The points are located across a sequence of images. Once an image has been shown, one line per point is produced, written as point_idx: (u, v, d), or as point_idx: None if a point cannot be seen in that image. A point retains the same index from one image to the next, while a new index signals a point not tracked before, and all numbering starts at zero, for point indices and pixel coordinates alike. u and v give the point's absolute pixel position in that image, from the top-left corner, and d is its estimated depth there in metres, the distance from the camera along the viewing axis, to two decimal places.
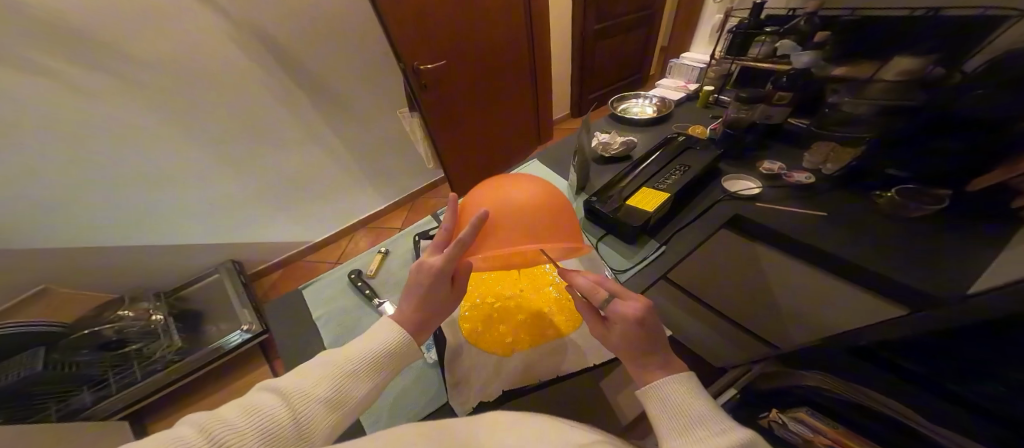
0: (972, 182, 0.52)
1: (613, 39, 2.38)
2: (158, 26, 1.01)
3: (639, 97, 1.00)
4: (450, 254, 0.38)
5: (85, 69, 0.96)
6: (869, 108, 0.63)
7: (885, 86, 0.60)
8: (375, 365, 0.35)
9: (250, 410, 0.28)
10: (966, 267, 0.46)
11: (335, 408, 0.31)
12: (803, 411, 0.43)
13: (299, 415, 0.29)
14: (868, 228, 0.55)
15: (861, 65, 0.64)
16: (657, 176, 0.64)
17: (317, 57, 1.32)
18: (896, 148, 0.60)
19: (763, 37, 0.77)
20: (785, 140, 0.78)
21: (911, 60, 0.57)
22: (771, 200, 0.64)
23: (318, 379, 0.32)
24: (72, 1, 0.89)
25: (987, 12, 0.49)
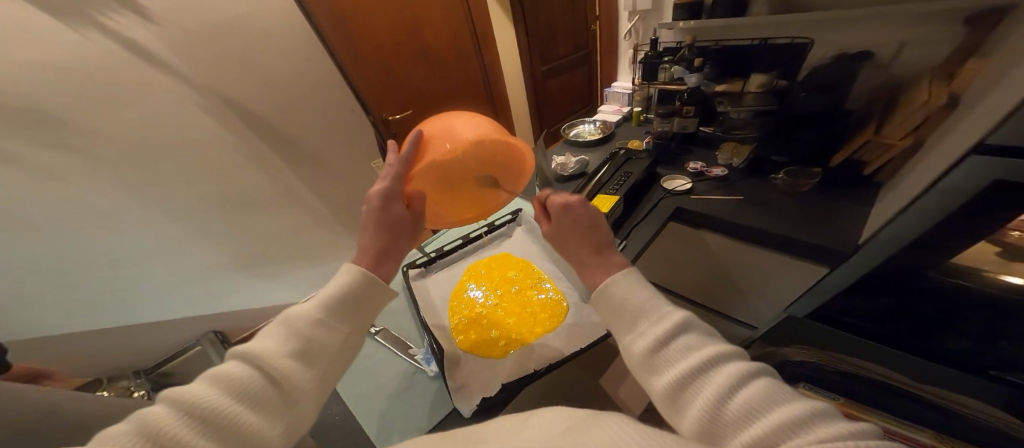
0: (831, 160, 0.72)
1: (561, 77, 2.66)
2: (133, 104, 1.08)
3: (586, 123, 1.14)
4: (392, 176, 0.47)
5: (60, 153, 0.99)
6: (748, 114, 0.81)
7: (754, 96, 0.78)
8: (339, 313, 0.38)
9: (219, 377, 0.29)
10: (851, 224, 0.59)
11: (308, 356, 0.34)
12: (802, 386, 0.54)
13: (275, 372, 0.31)
14: (780, 205, 0.67)
15: (734, 83, 0.82)
16: (609, 184, 0.75)
17: (289, 119, 1.42)
18: (773, 142, 0.77)
19: (666, 65, 0.90)
20: (703, 144, 0.91)
21: (762, 77, 0.76)
22: (704, 191, 0.75)
23: (282, 336, 0.34)
24: (49, 92, 0.94)
25: (795, 41, 0.71)
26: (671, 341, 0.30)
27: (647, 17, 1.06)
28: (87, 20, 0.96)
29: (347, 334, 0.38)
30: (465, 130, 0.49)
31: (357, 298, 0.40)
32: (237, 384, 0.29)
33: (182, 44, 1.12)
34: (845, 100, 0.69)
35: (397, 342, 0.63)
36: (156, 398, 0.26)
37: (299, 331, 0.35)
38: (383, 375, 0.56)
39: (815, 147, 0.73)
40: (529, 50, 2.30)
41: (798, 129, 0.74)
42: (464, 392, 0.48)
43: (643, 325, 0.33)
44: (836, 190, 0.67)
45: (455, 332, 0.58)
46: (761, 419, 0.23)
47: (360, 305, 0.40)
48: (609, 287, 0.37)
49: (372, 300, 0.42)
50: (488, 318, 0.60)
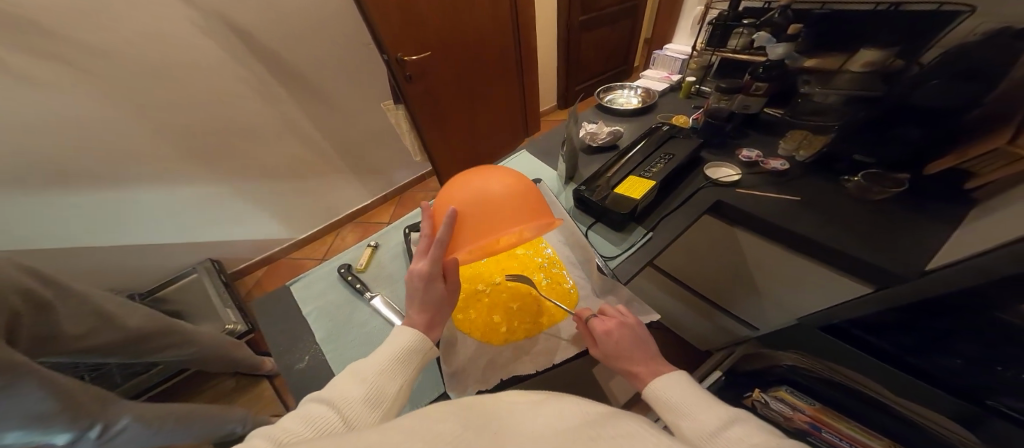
0: (927, 167, 0.61)
1: (599, 30, 2.38)
2: (114, 13, 0.97)
3: (625, 88, 1.02)
4: (434, 256, 0.42)
5: (37, 58, 0.93)
6: (836, 98, 0.69)
7: (852, 77, 0.66)
8: (402, 362, 0.37)
9: (306, 419, 0.29)
10: (923, 247, 0.51)
11: (377, 405, 0.32)
12: (785, 393, 0.63)
13: (350, 420, 0.30)
14: (838, 211, 0.60)
15: (831, 58, 0.68)
16: (644, 164, 0.67)
17: (294, 48, 1.29)
18: (862, 137, 0.66)
19: (740, 30, 0.79)
20: (762, 128, 0.82)
21: (874, 53, 0.62)
22: (750, 185, 0.67)
23: (352, 382, 0.33)
24: None
25: (943, 8, 0.53)
26: (712, 422, 0.30)
27: None
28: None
29: (406, 384, 0.36)
30: (507, 203, 0.45)
31: (415, 346, 0.39)
32: (318, 423, 0.28)
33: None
34: (988, 91, 0.51)
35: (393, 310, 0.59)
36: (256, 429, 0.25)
37: (367, 374, 0.34)
38: (373, 343, 0.52)
39: (914, 149, 0.62)
40: None
41: (893, 123, 0.63)
42: (459, 378, 0.47)
43: (689, 414, 0.33)
44: (911, 203, 0.60)
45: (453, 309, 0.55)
46: None
47: (420, 361, 0.39)
48: (658, 384, 0.37)
49: (428, 355, 0.40)
50: (490, 299, 0.56)
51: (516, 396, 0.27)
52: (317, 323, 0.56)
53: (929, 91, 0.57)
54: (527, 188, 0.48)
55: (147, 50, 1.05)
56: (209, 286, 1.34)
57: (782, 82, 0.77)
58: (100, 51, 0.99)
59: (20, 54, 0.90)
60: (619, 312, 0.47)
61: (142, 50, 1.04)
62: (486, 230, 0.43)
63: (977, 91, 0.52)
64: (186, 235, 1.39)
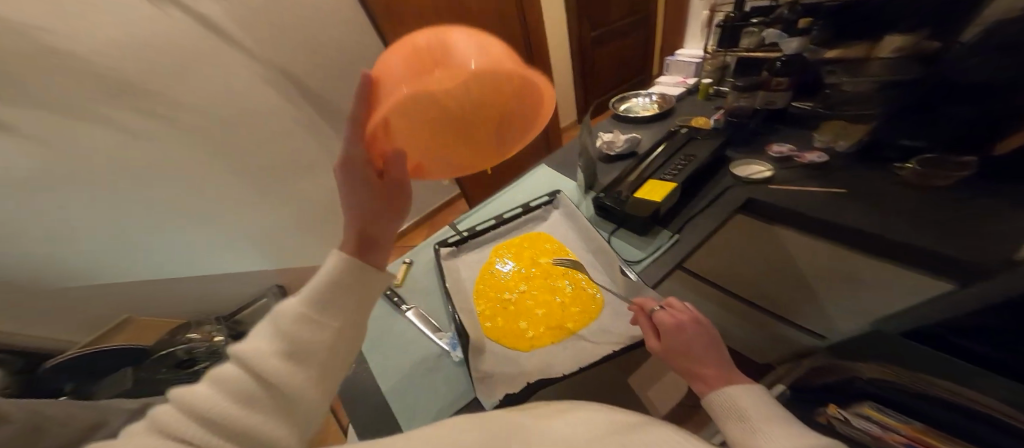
0: (1000, 145, 0.49)
1: (614, 42, 2.41)
2: (209, 78, 1.24)
3: (640, 96, 1.02)
4: (351, 138, 0.36)
5: (148, 120, 1.18)
6: (871, 84, 0.65)
7: (882, 63, 0.63)
8: (326, 305, 0.32)
9: (215, 386, 0.24)
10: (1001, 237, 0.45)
11: (301, 358, 0.28)
12: (873, 410, 0.42)
13: (270, 383, 0.25)
14: (891, 205, 0.54)
15: (852, 47, 0.69)
16: (664, 167, 0.67)
17: (342, 92, 1.56)
18: (901, 122, 0.59)
19: (752, 28, 0.82)
20: (796, 123, 0.77)
21: (903, 37, 0.60)
22: (785, 180, 0.65)
23: (268, 333, 0.28)
24: (143, 74, 1.13)
25: None
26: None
27: None
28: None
29: (336, 328, 0.31)
30: (432, 49, 0.34)
31: (347, 291, 0.33)
32: (230, 391, 0.24)
33: (240, 15, 1.21)
34: None
35: (422, 318, 0.61)
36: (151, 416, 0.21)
37: (287, 323, 0.29)
38: (409, 353, 0.57)
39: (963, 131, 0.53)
40: (577, 13, 2.10)
41: (938, 107, 0.55)
42: (488, 385, 0.48)
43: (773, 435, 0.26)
44: (982, 185, 0.52)
45: (482, 318, 0.61)
46: None
47: (349, 289, 0.33)
48: (730, 393, 0.33)
49: (367, 280, 0.35)
50: (515, 307, 0.61)
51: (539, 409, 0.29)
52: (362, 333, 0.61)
53: (975, 64, 0.49)
54: (471, 35, 0.36)
55: (225, 105, 1.30)
56: None
57: (803, 75, 0.75)
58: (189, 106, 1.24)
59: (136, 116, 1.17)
60: (682, 307, 0.45)
61: (224, 105, 1.31)
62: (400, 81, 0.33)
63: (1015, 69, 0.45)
64: (256, 262, 1.64)
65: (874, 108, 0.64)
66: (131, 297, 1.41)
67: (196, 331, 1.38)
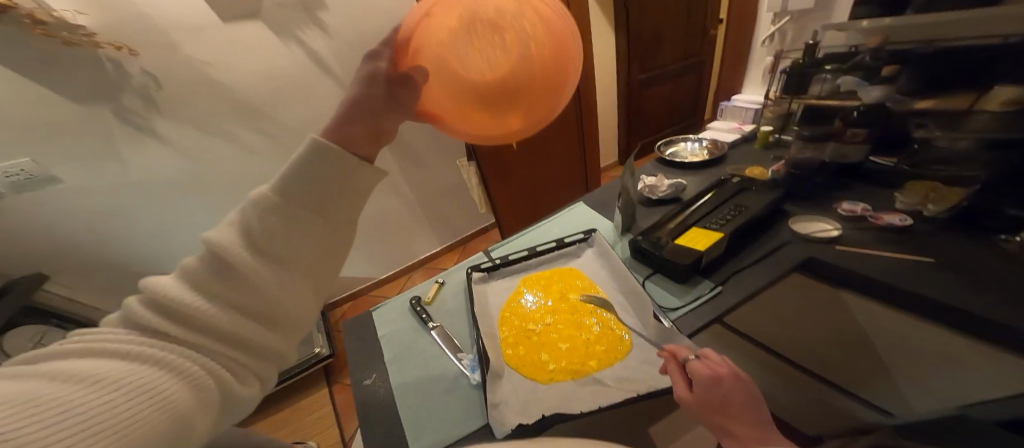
0: None
1: (665, 85, 2.44)
2: (301, 100, 1.46)
3: (688, 140, 1.00)
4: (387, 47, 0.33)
5: (248, 130, 1.42)
6: (974, 143, 0.51)
7: (992, 117, 0.47)
8: (298, 193, 0.27)
9: (178, 279, 0.23)
10: None
11: (264, 253, 0.25)
12: None
13: (227, 275, 0.24)
14: (986, 278, 0.47)
15: (950, 97, 0.52)
16: (710, 216, 0.64)
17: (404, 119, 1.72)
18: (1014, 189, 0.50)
19: (824, 75, 0.75)
20: (873, 180, 0.72)
21: (1013, 90, 0.44)
22: (856, 242, 0.59)
23: (234, 222, 0.26)
24: (253, 94, 1.37)
25: None
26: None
27: (803, 17, 0.95)
28: (288, 33, 1.34)
29: (306, 222, 0.27)
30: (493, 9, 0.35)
31: (318, 182, 0.28)
32: (192, 284, 0.23)
33: (340, 51, 1.45)
34: None
35: (445, 337, 0.61)
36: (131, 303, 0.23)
37: (267, 215, 0.26)
38: (429, 369, 0.57)
39: None
40: (628, 57, 2.18)
41: None
42: (500, 412, 0.47)
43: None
44: None
45: (504, 344, 0.59)
46: None
47: (325, 183, 0.28)
48: None
49: (346, 182, 0.29)
50: (538, 338, 0.59)
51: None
52: (387, 342, 0.63)
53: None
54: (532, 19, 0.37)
55: (308, 123, 1.51)
56: None
57: (889, 127, 0.65)
58: (286, 122, 1.47)
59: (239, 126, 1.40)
60: (720, 358, 0.40)
61: (307, 125, 1.51)
62: (447, 29, 0.35)
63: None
64: None
65: (976, 170, 0.53)
66: None
67: None
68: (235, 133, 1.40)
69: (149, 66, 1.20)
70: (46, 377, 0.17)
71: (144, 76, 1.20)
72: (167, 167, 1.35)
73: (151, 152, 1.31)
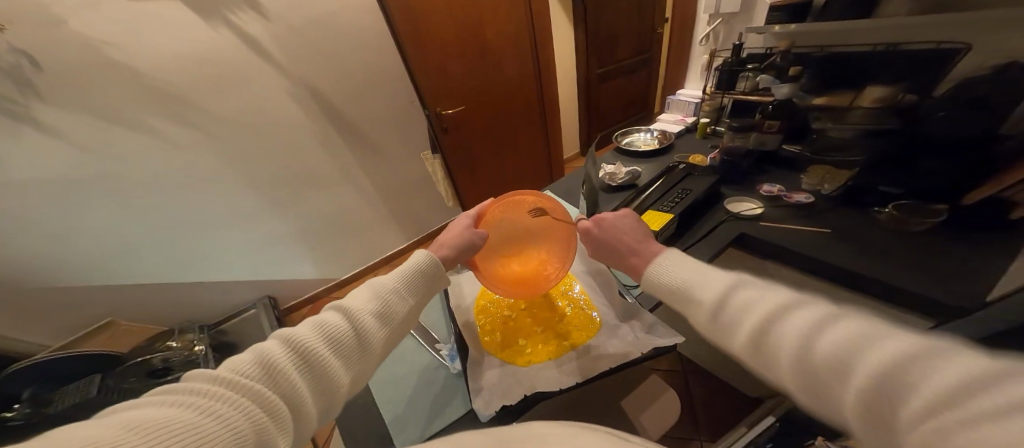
0: (966, 197, 0.58)
1: (619, 79, 2.57)
2: (239, 88, 1.33)
3: (641, 131, 1.09)
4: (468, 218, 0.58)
5: (176, 124, 1.27)
6: (852, 132, 0.70)
7: (864, 113, 0.67)
8: (410, 287, 0.46)
9: (323, 324, 0.37)
10: (966, 281, 0.49)
11: (383, 319, 0.41)
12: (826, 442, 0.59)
13: (357, 330, 0.38)
14: (865, 244, 0.59)
15: (838, 96, 0.72)
16: (662, 200, 0.71)
17: (361, 111, 1.62)
18: (885, 168, 0.67)
19: (748, 73, 0.88)
20: (784, 165, 0.84)
21: (879, 90, 0.64)
22: (773, 218, 0.69)
23: (366, 297, 0.42)
24: (179, 81, 1.22)
25: (941, 46, 0.56)
26: (759, 315, 0.30)
27: (731, 21, 1.07)
28: (218, 15, 1.21)
29: (412, 309, 0.45)
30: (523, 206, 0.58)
31: (423, 276, 0.47)
32: (333, 333, 0.36)
33: (281, 35, 1.34)
34: (1000, 124, 0.52)
35: (423, 331, 0.66)
36: (262, 343, 0.32)
37: (381, 294, 0.42)
38: (410, 363, 0.60)
39: (943, 180, 0.60)
40: (585, 52, 2.27)
41: (917, 158, 0.63)
42: (483, 396, 0.50)
43: (711, 288, 0.36)
44: (957, 234, 0.57)
45: (482, 333, 0.60)
46: (851, 354, 0.23)
47: (428, 280, 0.48)
48: (667, 278, 0.41)
49: (434, 280, 0.49)
50: (514, 324, 0.61)
51: (549, 426, 0.33)
52: None
53: (940, 120, 0.58)
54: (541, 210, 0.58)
55: (249, 115, 1.38)
56: (264, 319, 1.57)
57: (792, 120, 0.80)
58: (222, 114, 1.33)
59: (162, 118, 1.24)
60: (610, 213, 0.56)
61: (247, 116, 1.38)
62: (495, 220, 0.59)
63: (990, 123, 0.53)
64: (251, 271, 1.64)
65: (859, 155, 0.70)
66: (117, 299, 1.39)
67: (177, 339, 1.37)
68: (157, 127, 1.24)
69: (29, 46, 0.99)
70: (179, 405, 0.24)
71: (14, 53, 0.98)
72: (66, 166, 1.14)
73: (37, 148, 1.08)
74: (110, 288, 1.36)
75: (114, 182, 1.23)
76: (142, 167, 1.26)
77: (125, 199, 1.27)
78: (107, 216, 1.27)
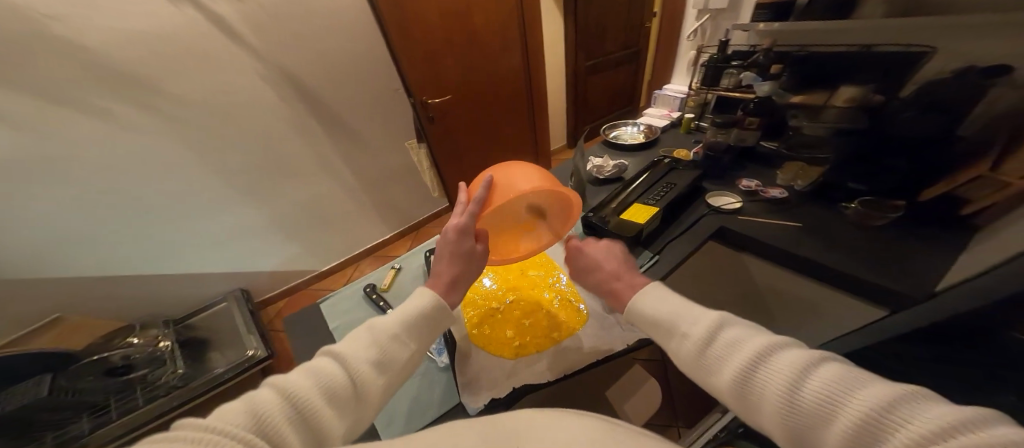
0: (922, 193, 0.63)
1: (606, 73, 2.59)
2: (206, 70, 1.23)
3: (628, 125, 1.11)
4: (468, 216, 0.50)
5: (134, 107, 1.16)
6: (826, 130, 0.75)
7: (838, 111, 0.72)
8: (412, 331, 0.43)
9: (319, 372, 0.34)
10: (919, 274, 0.53)
11: (381, 369, 0.38)
12: None
13: (354, 378, 0.35)
14: (832, 239, 0.63)
15: (814, 94, 0.76)
16: (648, 193, 0.73)
17: (341, 97, 1.55)
18: (853, 167, 0.71)
19: (732, 70, 0.92)
20: (760, 161, 0.87)
21: (851, 89, 0.69)
22: (753, 213, 0.72)
23: (364, 342, 0.39)
24: (137, 59, 1.11)
25: (911, 48, 0.61)
26: (752, 352, 0.31)
27: (718, 17, 1.09)
28: None
29: (413, 357, 0.41)
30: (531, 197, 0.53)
31: (426, 319, 0.44)
32: (328, 382, 0.33)
33: (251, 13, 1.24)
34: (956, 125, 0.57)
35: None
36: (257, 396, 0.29)
37: (380, 341, 0.39)
38: None
39: (901, 178, 0.65)
40: (574, 44, 2.26)
41: (878, 156, 0.68)
42: (471, 388, 0.51)
43: (699, 321, 0.37)
44: (912, 228, 0.62)
45: (469, 327, 0.60)
46: (843, 399, 0.25)
47: (430, 326, 0.45)
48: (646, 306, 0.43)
49: (440, 322, 0.46)
50: (503, 316, 0.62)
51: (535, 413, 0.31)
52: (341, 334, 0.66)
53: (908, 119, 0.62)
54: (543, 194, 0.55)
55: (218, 98, 1.29)
56: (236, 313, 1.50)
57: (770, 118, 0.85)
58: (186, 97, 1.23)
59: (118, 100, 1.13)
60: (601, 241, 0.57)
61: (215, 99, 1.29)
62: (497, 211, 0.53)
63: (948, 123, 0.58)
64: (222, 263, 1.57)
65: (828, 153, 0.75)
66: (68, 295, 1.29)
67: (137, 336, 1.31)
68: (113, 109, 1.13)
69: None
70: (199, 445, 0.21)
71: None
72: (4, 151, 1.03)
73: None
74: (64, 282, 1.27)
75: (64, 169, 1.12)
76: (96, 153, 1.16)
77: (77, 187, 1.17)
78: (56, 206, 1.16)
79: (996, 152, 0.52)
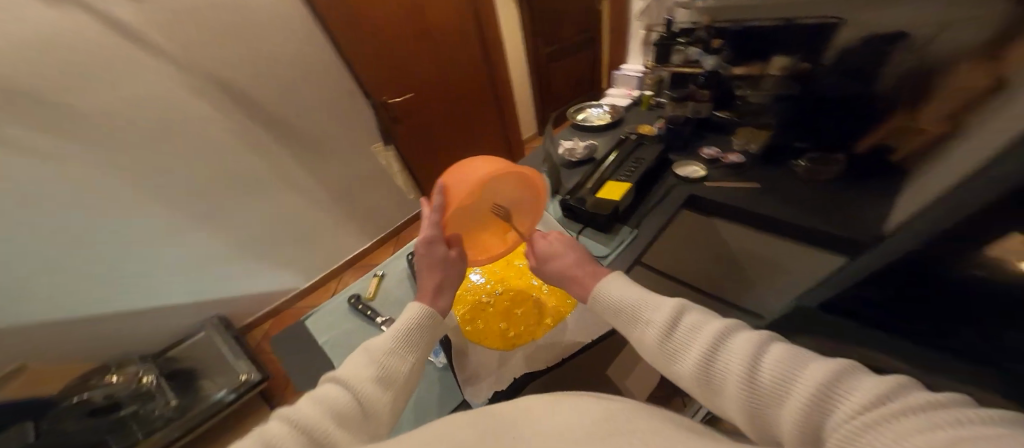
0: (859, 143, 0.68)
1: (567, 58, 2.60)
2: (135, 90, 1.16)
3: (594, 107, 1.13)
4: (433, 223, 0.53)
5: (59, 137, 1.08)
6: (767, 97, 0.80)
7: (775, 79, 0.77)
8: (409, 344, 0.43)
9: (323, 398, 0.34)
10: (855, 222, 0.60)
11: (385, 384, 0.38)
12: None
13: (360, 396, 0.35)
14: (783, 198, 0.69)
15: (753, 65, 0.81)
16: (619, 171, 0.76)
17: (294, 106, 1.48)
18: (797, 128, 0.76)
19: (680, 47, 0.93)
20: (716, 129, 0.92)
21: (784, 58, 0.74)
22: (717, 178, 0.77)
23: (363, 362, 0.39)
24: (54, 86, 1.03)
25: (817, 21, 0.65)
26: (711, 337, 0.32)
27: None
28: None
29: (414, 368, 0.42)
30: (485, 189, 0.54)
31: (421, 331, 0.45)
32: (335, 403, 0.33)
33: (165, 20, 1.13)
34: (872, 84, 0.62)
35: None
36: (264, 429, 0.29)
37: (378, 358, 0.40)
38: None
39: (839, 133, 0.70)
40: (531, 30, 2.25)
41: (816, 114, 0.73)
42: (475, 386, 0.53)
43: (663, 308, 0.39)
44: (851, 180, 0.68)
45: (463, 323, 0.61)
46: (789, 377, 0.26)
47: (425, 337, 0.45)
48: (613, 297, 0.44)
49: (434, 333, 0.47)
50: (494, 309, 0.63)
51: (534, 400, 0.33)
52: (332, 348, 0.65)
53: (829, 83, 0.68)
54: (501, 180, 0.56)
55: (152, 118, 1.21)
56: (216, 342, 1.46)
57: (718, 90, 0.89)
58: (119, 122, 1.15)
59: (41, 133, 1.05)
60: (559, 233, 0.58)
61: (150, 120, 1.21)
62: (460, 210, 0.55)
63: (865, 84, 0.63)
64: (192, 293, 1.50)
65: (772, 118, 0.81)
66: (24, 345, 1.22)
67: (117, 374, 1.34)
68: (39, 144, 1.05)
69: None
70: None
71: None
72: None
73: None
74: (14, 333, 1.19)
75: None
76: (26, 192, 1.07)
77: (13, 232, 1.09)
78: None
79: (913, 103, 0.57)
